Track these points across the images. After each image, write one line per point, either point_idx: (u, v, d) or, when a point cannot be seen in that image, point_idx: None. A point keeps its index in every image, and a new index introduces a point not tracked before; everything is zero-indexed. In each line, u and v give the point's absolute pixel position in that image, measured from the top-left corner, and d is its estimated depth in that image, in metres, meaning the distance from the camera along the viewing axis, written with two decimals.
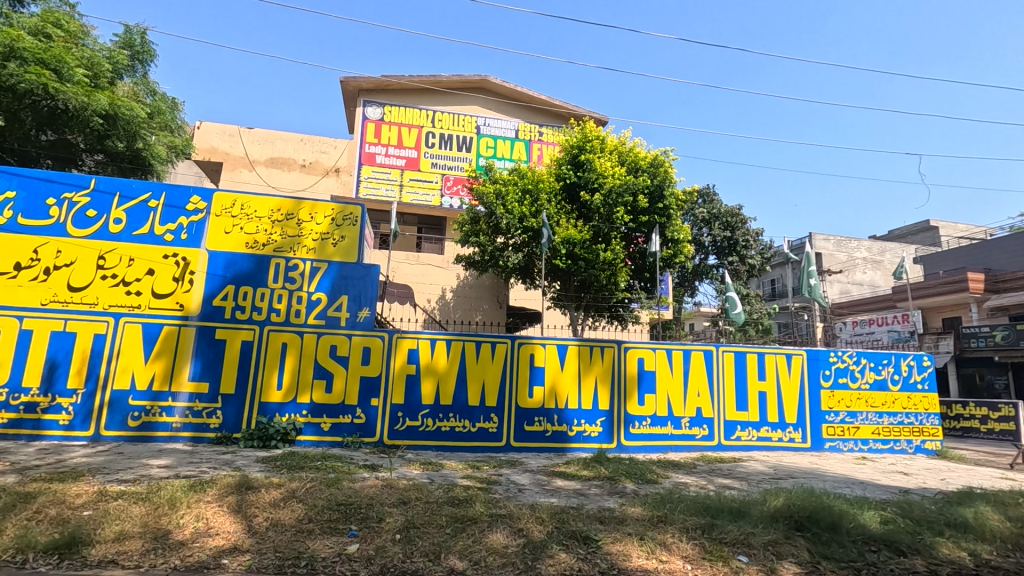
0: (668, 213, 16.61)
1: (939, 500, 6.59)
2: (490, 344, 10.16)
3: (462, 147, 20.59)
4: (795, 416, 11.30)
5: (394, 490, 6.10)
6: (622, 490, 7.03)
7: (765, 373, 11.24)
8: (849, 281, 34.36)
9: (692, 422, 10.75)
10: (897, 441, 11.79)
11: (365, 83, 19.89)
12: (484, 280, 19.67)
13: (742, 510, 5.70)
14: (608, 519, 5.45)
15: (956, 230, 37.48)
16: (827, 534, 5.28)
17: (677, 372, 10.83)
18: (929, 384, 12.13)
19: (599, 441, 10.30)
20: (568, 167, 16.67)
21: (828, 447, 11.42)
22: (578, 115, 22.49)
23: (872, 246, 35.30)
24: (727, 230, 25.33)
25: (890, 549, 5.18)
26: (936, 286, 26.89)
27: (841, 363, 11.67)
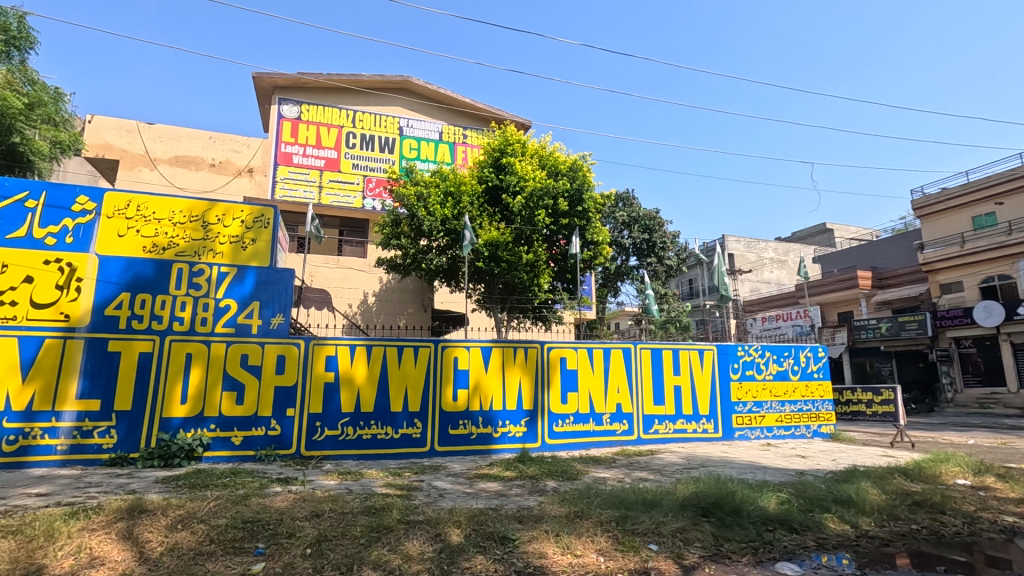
0: (587, 215, 17.11)
1: (829, 480, 7.19)
2: (413, 348, 10.00)
3: (384, 148, 20.21)
4: (708, 408, 11.94)
5: (307, 503, 5.85)
6: (543, 488, 7.13)
7: (680, 367, 11.81)
8: (758, 280, 36.87)
9: (613, 417, 11.12)
10: (797, 427, 12.74)
11: (280, 80, 19.05)
12: (408, 283, 19.39)
13: (654, 501, 5.94)
14: (526, 518, 5.51)
15: (848, 232, 41.17)
16: (730, 517, 5.61)
17: (598, 370, 11.17)
18: (824, 373, 13.22)
19: (523, 440, 10.40)
20: (490, 170, 16.78)
21: (738, 435, 12.14)
22: (501, 117, 22.67)
23: (777, 248, 38.03)
24: (645, 232, 26.41)
25: (784, 527, 5.59)
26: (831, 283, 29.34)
27: (748, 356, 12.48)
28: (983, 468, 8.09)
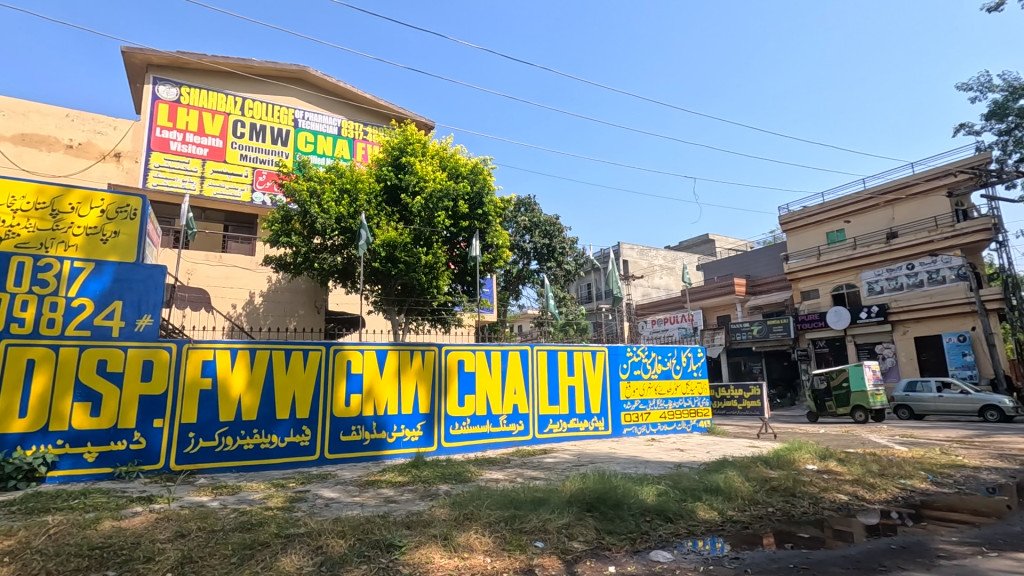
0: (487, 219, 17.27)
1: (701, 471, 7.79)
2: (302, 352, 9.48)
3: (277, 140, 19.07)
4: (599, 407, 12.49)
5: (171, 522, 5.32)
6: (434, 492, 7.06)
7: (573, 368, 12.25)
8: (648, 285, 39.27)
9: (509, 419, 11.28)
10: (678, 422, 13.68)
11: (155, 57, 17.31)
12: (300, 283, 18.44)
13: (542, 499, 6.09)
14: (414, 523, 5.42)
15: (727, 243, 45.12)
16: (612, 511, 5.89)
17: (495, 372, 11.28)
18: (702, 372, 14.30)
19: (418, 444, 10.24)
20: (388, 169, 16.36)
21: (626, 432, 12.81)
22: (403, 116, 22.27)
23: (666, 255, 40.74)
24: (546, 238, 27.18)
25: (660, 517, 5.98)
26: (712, 289, 31.94)
27: (635, 357, 13.23)
28: (827, 454, 9.18)
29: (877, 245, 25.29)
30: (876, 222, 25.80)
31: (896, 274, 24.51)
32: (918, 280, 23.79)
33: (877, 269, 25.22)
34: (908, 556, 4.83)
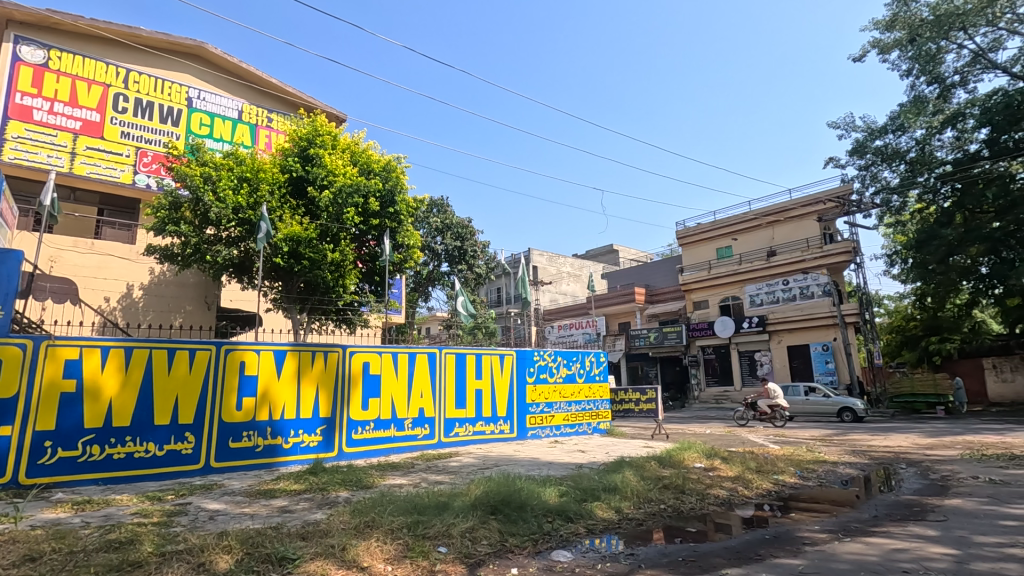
0: (398, 218, 16.94)
1: (601, 471, 8.11)
2: (189, 351, 8.70)
3: (166, 119, 17.44)
4: (505, 410, 12.62)
5: (19, 545, 4.64)
6: (333, 500, 6.76)
7: (481, 372, 12.29)
8: (556, 291, 40.38)
9: (415, 422, 11.09)
10: (580, 424, 14.15)
11: (18, 13, 15.18)
12: (188, 276, 17.02)
13: (446, 503, 6.02)
14: (311, 534, 5.14)
15: (630, 254, 47.54)
16: (515, 513, 5.96)
17: (402, 375, 11.04)
18: (603, 375, 14.92)
19: (317, 450, 9.76)
20: (294, 160, 15.47)
21: (530, 435, 13.03)
22: (312, 106, 21.29)
23: (573, 263, 42.15)
24: (457, 240, 27.11)
25: (561, 517, 6.15)
26: (614, 297, 33.50)
27: (542, 361, 13.52)
28: (712, 453, 9.93)
29: (758, 262, 27.84)
30: (759, 241, 28.38)
31: (774, 288, 27.07)
32: (792, 295, 26.47)
33: (759, 284, 27.74)
34: (779, 545, 5.33)
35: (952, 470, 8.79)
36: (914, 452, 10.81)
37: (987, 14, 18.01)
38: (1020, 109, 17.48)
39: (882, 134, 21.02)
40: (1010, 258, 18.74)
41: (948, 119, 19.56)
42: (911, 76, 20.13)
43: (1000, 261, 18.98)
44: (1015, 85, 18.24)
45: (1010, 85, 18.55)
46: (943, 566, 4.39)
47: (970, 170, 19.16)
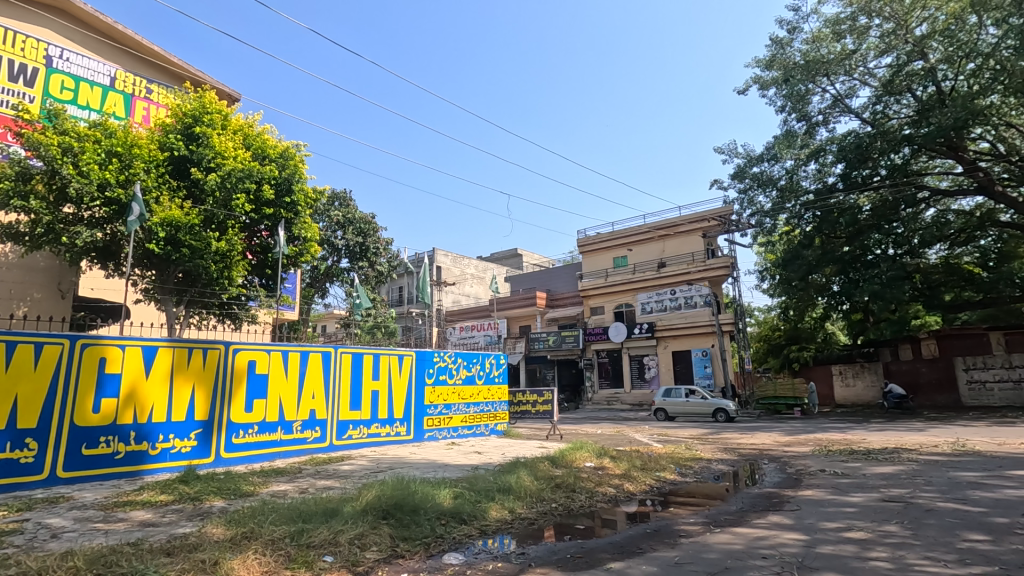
0: (295, 209, 16.04)
1: (496, 472, 8.18)
2: (34, 345, 7.53)
3: (18, 78, 15.00)
4: (402, 411, 12.35)
5: None
6: (207, 511, 6.20)
7: (379, 372, 11.93)
8: (459, 292, 40.27)
9: (304, 425, 10.51)
10: (478, 426, 14.18)
11: None
12: (38, 259, 14.85)
13: (335, 509, 5.75)
14: (178, 549, 4.67)
15: (533, 259, 48.66)
16: (408, 517, 5.83)
17: (292, 375, 10.42)
18: (502, 377, 15.07)
19: (190, 456, 8.91)
20: (177, 137, 14.07)
21: (427, 436, 12.84)
22: (201, 81, 19.68)
23: (478, 265, 42.33)
24: (359, 236, 26.12)
25: (455, 519, 6.11)
26: (516, 300, 34.11)
27: (442, 362, 13.40)
28: (603, 452, 10.39)
29: (649, 272, 29.68)
30: (651, 252, 30.27)
31: (663, 297, 28.96)
32: (678, 303, 28.48)
33: (649, 292, 29.52)
34: (659, 538, 5.68)
35: (805, 464, 9.91)
36: (775, 449, 12.08)
37: (846, 64, 20.57)
38: (868, 150, 20.18)
39: (759, 162, 23.30)
40: (856, 278, 21.58)
41: (812, 153, 22.03)
42: (784, 112, 22.45)
43: (848, 281, 21.85)
44: (865, 128, 21.01)
45: (861, 127, 21.33)
46: (795, 551, 4.92)
47: (828, 201, 21.81)
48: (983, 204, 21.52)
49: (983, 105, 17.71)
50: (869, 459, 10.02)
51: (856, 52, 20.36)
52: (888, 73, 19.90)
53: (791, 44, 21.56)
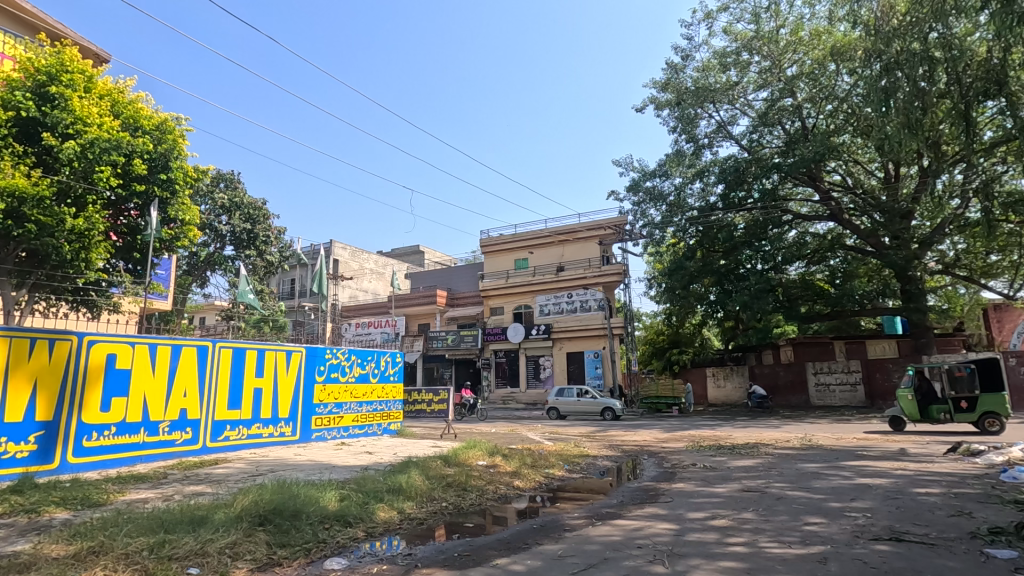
0: (172, 188, 14.61)
1: (387, 472, 7.98)
2: None
3: None
4: (288, 411, 11.66)
5: None
6: (45, 524, 5.42)
7: (263, 369, 11.18)
8: (357, 288, 38.85)
9: (173, 426, 9.56)
10: (370, 425, 13.75)
11: None
12: None
13: (204, 517, 5.29)
14: (6, 569, 4.05)
15: (435, 257, 48.15)
16: (288, 522, 5.52)
17: (161, 370, 9.45)
18: (398, 375, 14.73)
19: (27, 463, 7.74)
20: (24, 95, 12.26)
21: (314, 437, 12.23)
22: (60, 36, 17.33)
23: (378, 260, 41.09)
24: (247, 222, 24.28)
25: (339, 523, 5.88)
26: (415, 298, 33.56)
27: (334, 359, 12.84)
28: (495, 451, 10.53)
29: (548, 275, 30.58)
30: (551, 256, 31.21)
31: (560, 300, 29.94)
32: (574, 306, 29.59)
33: (548, 295, 30.38)
34: (544, 533, 5.85)
35: (679, 459, 10.73)
36: (654, 445, 12.96)
37: (729, 94, 22.53)
38: (744, 173, 22.29)
39: (652, 177, 24.87)
40: (729, 289, 23.72)
41: (698, 173, 23.88)
42: (676, 132, 24.13)
43: (723, 291, 23.81)
44: (742, 154, 23.19)
45: (740, 153, 23.49)
46: (666, 540, 5.31)
47: (709, 218, 23.77)
48: (834, 230, 24.60)
49: (837, 142, 20.28)
50: (733, 453, 11.08)
51: (738, 84, 22.39)
52: (764, 106, 22.13)
53: (684, 70, 23.31)
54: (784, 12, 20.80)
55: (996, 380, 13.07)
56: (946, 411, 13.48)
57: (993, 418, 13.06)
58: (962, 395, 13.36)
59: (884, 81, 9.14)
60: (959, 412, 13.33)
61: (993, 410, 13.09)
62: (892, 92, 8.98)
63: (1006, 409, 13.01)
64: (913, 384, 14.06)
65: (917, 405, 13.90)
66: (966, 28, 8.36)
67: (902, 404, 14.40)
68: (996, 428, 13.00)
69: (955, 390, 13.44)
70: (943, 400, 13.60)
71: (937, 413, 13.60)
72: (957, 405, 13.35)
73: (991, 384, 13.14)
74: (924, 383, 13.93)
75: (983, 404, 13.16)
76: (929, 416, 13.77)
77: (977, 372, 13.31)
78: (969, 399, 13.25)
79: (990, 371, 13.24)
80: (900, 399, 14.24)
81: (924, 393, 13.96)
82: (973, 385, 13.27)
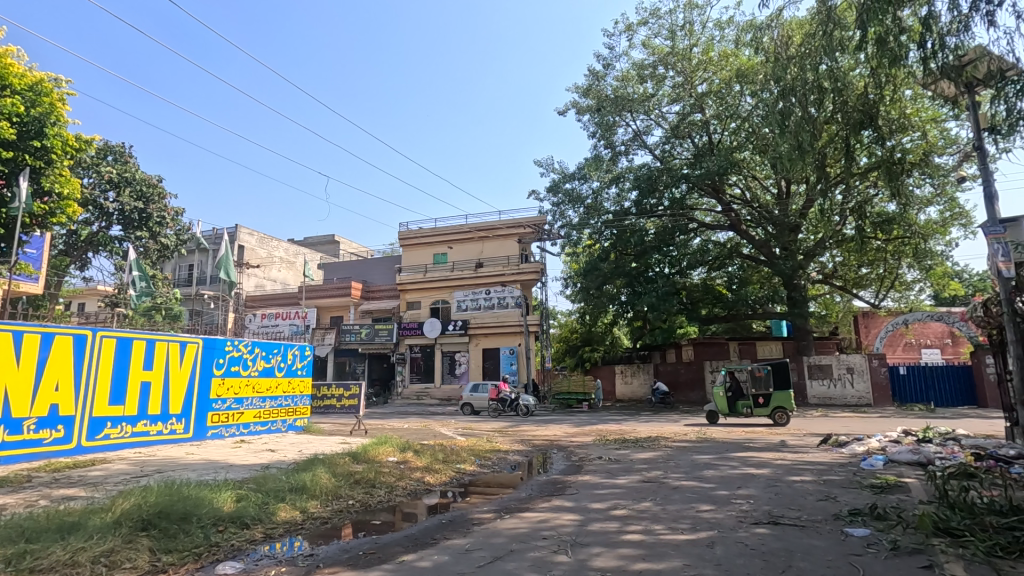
0: (45, 157, 13.88)
1: (290, 470, 7.62)
2: None
3: None
4: (180, 407, 10.81)
5: None
6: None
7: (153, 362, 10.27)
8: (264, 277, 36.71)
9: (41, 424, 8.56)
10: (273, 422, 13.06)
11: None
12: None
13: (75, 523, 4.79)
14: None
15: (351, 248, 46.57)
16: (175, 526, 5.12)
17: (27, 362, 8.42)
18: (306, 370, 14.08)
19: None
20: None
21: (210, 435, 11.44)
22: None
23: (288, 249, 39.04)
24: (139, 200, 22.16)
25: (235, 525, 5.55)
26: (327, 289, 32.23)
27: (235, 352, 12.06)
28: (406, 446, 10.39)
29: (467, 271, 30.55)
30: (470, 252, 31.16)
31: (478, 296, 30.00)
32: (492, 303, 29.77)
33: (466, 291, 30.33)
34: (453, 527, 5.86)
35: (586, 452, 11.15)
36: (563, 439, 13.38)
37: (645, 105, 23.59)
38: (656, 182, 23.52)
39: (571, 180, 25.58)
40: (639, 291, 24.97)
41: (614, 178, 24.81)
42: (595, 138, 24.94)
43: (633, 292, 25.01)
44: (655, 163, 24.43)
45: (653, 162, 24.72)
46: (570, 530, 5.51)
47: (623, 222, 24.74)
48: (732, 239, 26.46)
49: (738, 158, 21.88)
50: (636, 446, 11.68)
51: (654, 96, 23.47)
52: (676, 119, 23.43)
53: (605, 78, 24.11)
54: (697, 31, 22.09)
55: (785, 379, 15.82)
56: (749, 406, 15.96)
57: (781, 412, 15.80)
58: (760, 391, 15.96)
59: (780, 104, 9.65)
60: (757, 407, 15.93)
61: (782, 404, 15.87)
62: (788, 115, 9.50)
63: (791, 403, 15.87)
64: (725, 383, 16.23)
65: (729, 401, 16.11)
66: (848, 63, 9.17)
67: (714, 400, 16.55)
68: (783, 420, 15.81)
69: (756, 388, 15.97)
70: (747, 396, 16.05)
71: (742, 408, 16.01)
72: (757, 401, 15.93)
73: (781, 382, 15.90)
74: (733, 382, 16.19)
75: (775, 399, 15.88)
76: (735, 410, 16.19)
77: (772, 372, 15.93)
78: (765, 395, 15.90)
79: (781, 371, 15.92)
80: (715, 396, 16.31)
81: (732, 390, 16.28)
82: (768, 383, 15.90)
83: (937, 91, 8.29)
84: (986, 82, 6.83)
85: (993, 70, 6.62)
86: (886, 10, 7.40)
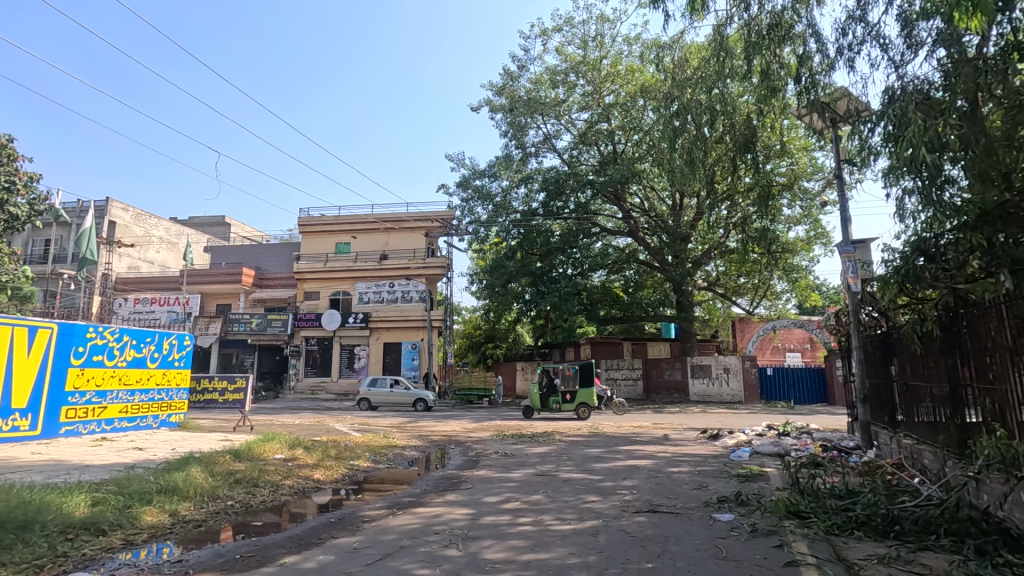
0: None
1: (160, 470, 6.96)
2: None
3: None
4: (25, 400, 9.49)
5: None
6: None
7: None
8: (139, 258, 33.08)
9: None
10: (142, 417, 11.84)
11: None
12: None
13: None
14: None
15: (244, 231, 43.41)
16: (11, 536, 4.49)
17: None
18: (185, 361, 12.90)
19: None
20: None
21: (63, 432, 10.15)
22: None
23: (170, 229, 35.54)
24: None
25: (88, 532, 4.97)
26: (214, 275, 29.72)
27: (99, 339, 10.80)
28: (296, 443, 9.88)
29: (371, 263, 29.62)
30: (375, 243, 30.22)
31: (381, 289, 29.28)
32: (395, 296, 29.19)
33: (368, 283, 29.45)
34: (341, 526, 5.66)
35: (483, 448, 11.27)
36: (461, 435, 13.41)
37: (556, 109, 24.19)
38: (563, 186, 24.31)
39: (481, 176, 25.64)
40: (543, 290, 25.65)
41: (523, 178, 25.21)
42: (507, 137, 25.17)
43: (537, 291, 25.69)
44: (563, 167, 25.17)
45: (561, 165, 25.44)
46: (462, 524, 5.54)
47: (530, 222, 25.14)
48: (631, 245, 27.68)
49: (639, 169, 23.08)
50: (531, 441, 11.99)
51: (565, 102, 24.18)
52: (584, 126, 24.35)
53: (518, 79, 24.46)
54: (607, 44, 23.05)
55: (589, 378, 17.33)
56: (557, 401, 17.33)
57: (585, 407, 17.30)
58: (567, 389, 17.38)
59: (676, 122, 10.47)
60: (565, 402, 17.33)
61: (585, 401, 17.36)
62: (681, 132, 10.36)
63: (593, 400, 17.38)
64: (540, 381, 17.57)
65: (541, 398, 17.45)
66: (736, 90, 10.01)
67: (531, 396, 17.84)
68: (585, 415, 17.26)
69: (564, 386, 17.35)
70: (557, 393, 17.40)
71: (552, 403, 17.34)
72: (565, 397, 17.32)
73: (585, 381, 17.42)
74: (547, 380, 17.56)
75: (580, 396, 17.36)
76: (547, 405, 17.54)
77: (579, 372, 17.36)
78: (571, 392, 17.35)
79: (586, 371, 17.43)
80: (530, 393, 17.60)
81: (546, 387, 17.65)
82: (574, 381, 17.35)
83: (807, 122, 9.36)
84: (845, 121, 7.78)
85: (850, 108, 7.60)
86: (769, 45, 8.26)
